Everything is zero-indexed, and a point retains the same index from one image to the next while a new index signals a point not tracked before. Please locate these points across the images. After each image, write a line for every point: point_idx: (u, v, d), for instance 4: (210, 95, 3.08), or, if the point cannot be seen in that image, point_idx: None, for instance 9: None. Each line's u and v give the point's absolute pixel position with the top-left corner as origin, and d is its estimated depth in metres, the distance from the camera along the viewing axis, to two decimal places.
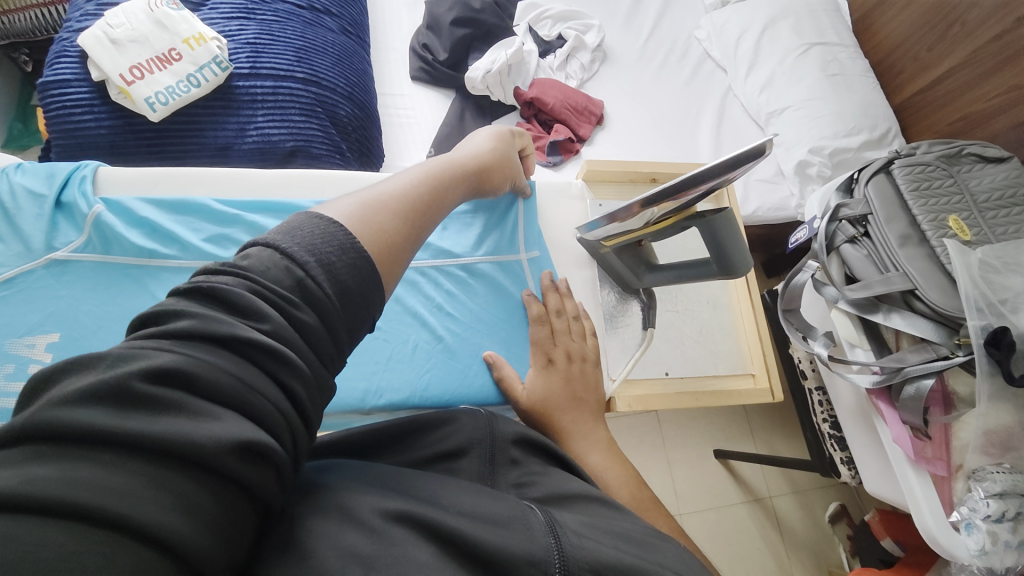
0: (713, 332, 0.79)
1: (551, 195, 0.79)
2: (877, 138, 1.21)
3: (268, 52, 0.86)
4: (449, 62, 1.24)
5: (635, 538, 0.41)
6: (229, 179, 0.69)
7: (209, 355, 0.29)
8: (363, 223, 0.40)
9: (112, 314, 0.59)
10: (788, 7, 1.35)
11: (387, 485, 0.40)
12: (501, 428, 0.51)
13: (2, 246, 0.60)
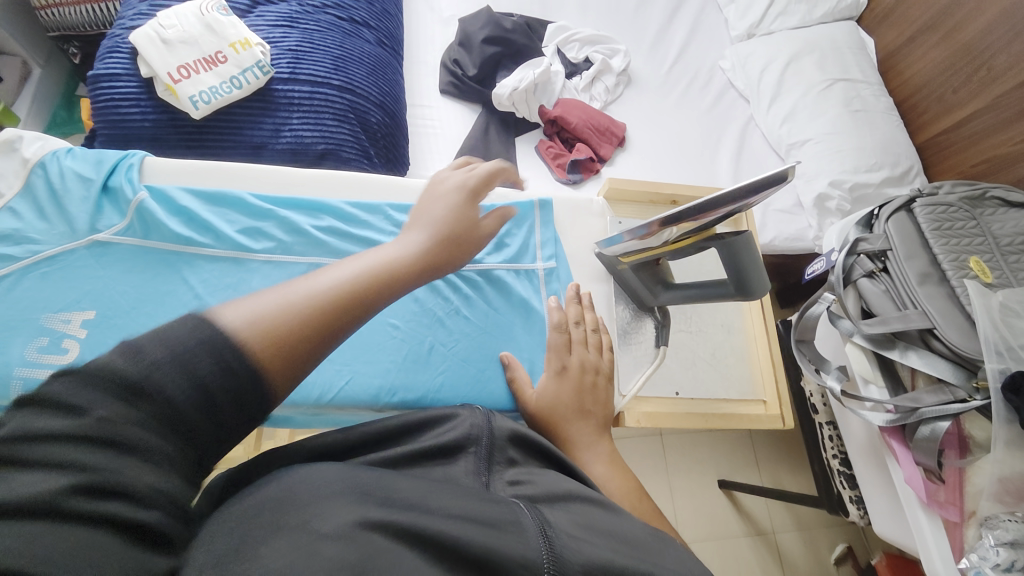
0: (725, 354, 0.79)
1: (571, 210, 0.80)
2: (898, 175, 1.22)
3: (307, 59, 0.90)
4: (478, 78, 1.27)
5: (632, 541, 0.40)
6: (266, 175, 0.71)
7: (66, 419, 0.28)
8: (252, 318, 0.35)
9: (145, 296, 0.61)
10: (814, 42, 1.37)
11: (361, 484, 0.36)
12: (498, 423, 0.51)
13: (48, 225, 0.63)
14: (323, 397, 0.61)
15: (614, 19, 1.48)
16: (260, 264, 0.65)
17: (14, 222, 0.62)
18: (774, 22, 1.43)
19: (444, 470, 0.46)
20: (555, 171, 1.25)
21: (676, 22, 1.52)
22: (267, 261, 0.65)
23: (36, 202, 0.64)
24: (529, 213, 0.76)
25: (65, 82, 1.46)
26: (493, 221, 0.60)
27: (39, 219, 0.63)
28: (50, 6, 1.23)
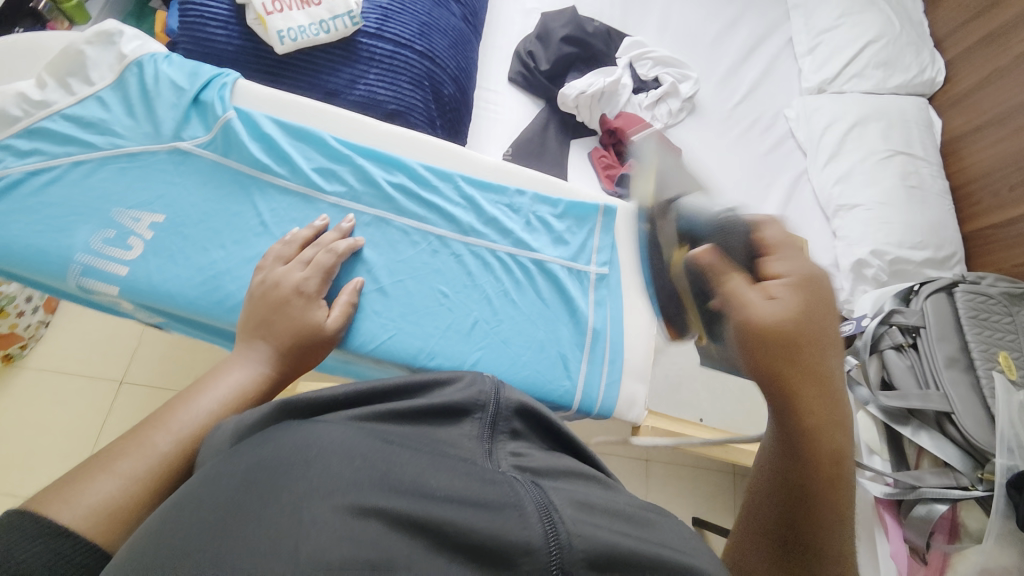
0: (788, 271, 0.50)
1: (634, 219, 0.77)
2: (939, 258, 1.22)
3: (395, 19, 0.90)
4: (549, 74, 1.28)
5: (624, 515, 0.38)
6: (350, 122, 0.72)
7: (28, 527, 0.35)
8: (71, 499, 0.39)
9: (214, 212, 0.63)
10: (883, 110, 1.37)
11: (359, 455, 0.35)
12: (506, 393, 0.47)
13: (134, 123, 0.65)
14: (365, 346, 0.62)
15: (690, 45, 1.48)
16: (327, 205, 0.66)
17: (102, 113, 0.64)
18: (847, 83, 1.42)
19: (445, 432, 0.43)
20: (603, 181, 1.26)
21: (750, 61, 1.51)
22: (335, 205, 0.67)
23: (127, 98, 0.65)
24: (592, 213, 0.74)
25: None
26: (341, 317, 0.60)
27: (127, 115, 0.65)
28: None
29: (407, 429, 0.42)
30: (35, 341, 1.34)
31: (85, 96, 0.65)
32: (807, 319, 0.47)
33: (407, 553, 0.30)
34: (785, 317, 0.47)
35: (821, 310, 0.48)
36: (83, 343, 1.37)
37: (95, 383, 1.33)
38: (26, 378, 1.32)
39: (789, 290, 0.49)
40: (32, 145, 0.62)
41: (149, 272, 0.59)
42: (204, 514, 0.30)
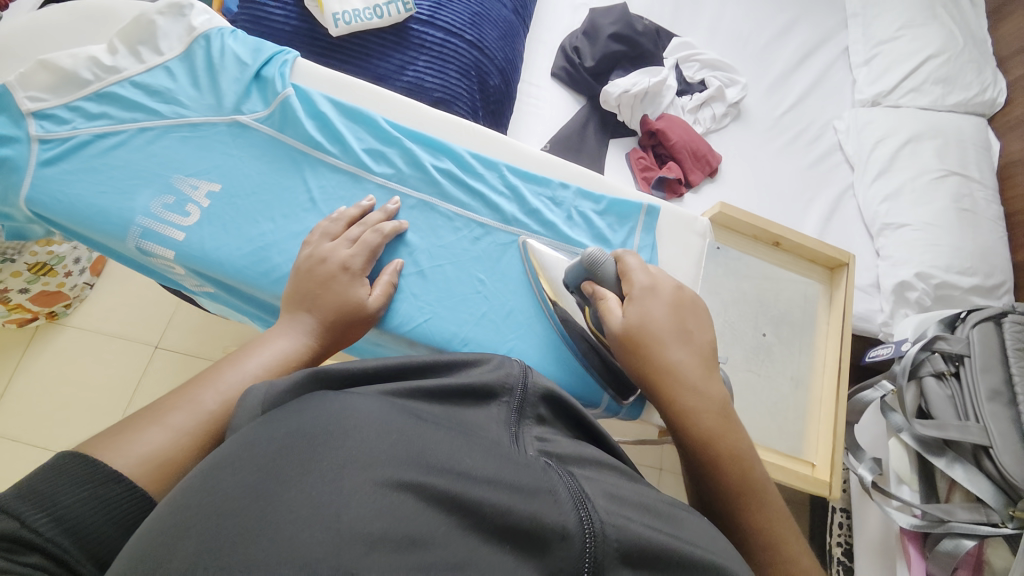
0: (633, 264, 0.61)
1: (676, 221, 0.73)
2: (988, 286, 1.16)
3: (447, 8, 0.91)
4: (593, 71, 1.26)
5: (654, 510, 0.39)
6: (401, 106, 0.73)
7: (77, 474, 0.37)
8: (122, 448, 0.42)
9: (267, 185, 0.65)
10: (940, 128, 1.31)
11: (395, 428, 0.34)
12: (535, 379, 0.47)
13: (198, 94, 0.67)
14: (401, 327, 0.63)
15: (739, 49, 1.45)
16: (374, 185, 0.67)
17: (169, 82, 0.66)
18: (903, 97, 1.36)
19: (472, 411, 0.42)
20: (639, 183, 1.24)
21: (801, 69, 1.47)
22: (381, 186, 0.68)
23: (194, 69, 0.68)
24: (634, 211, 0.72)
25: None
26: (382, 297, 0.61)
27: (192, 86, 0.67)
28: None
29: (437, 405, 0.41)
30: (79, 301, 1.40)
31: (154, 65, 0.67)
32: (647, 321, 0.57)
33: (444, 531, 0.30)
34: (636, 322, 0.57)
35: (671, 312, 0.58)
36: (121, 307, 1.42)
37: (131, 345, 1.39)
38: (67, 335, 1.38)
39: (648, 291, 0.59)
40: (101, 108, 0.65)
41: (202, 239, 0.61)
42: (239, 477, 0.29)
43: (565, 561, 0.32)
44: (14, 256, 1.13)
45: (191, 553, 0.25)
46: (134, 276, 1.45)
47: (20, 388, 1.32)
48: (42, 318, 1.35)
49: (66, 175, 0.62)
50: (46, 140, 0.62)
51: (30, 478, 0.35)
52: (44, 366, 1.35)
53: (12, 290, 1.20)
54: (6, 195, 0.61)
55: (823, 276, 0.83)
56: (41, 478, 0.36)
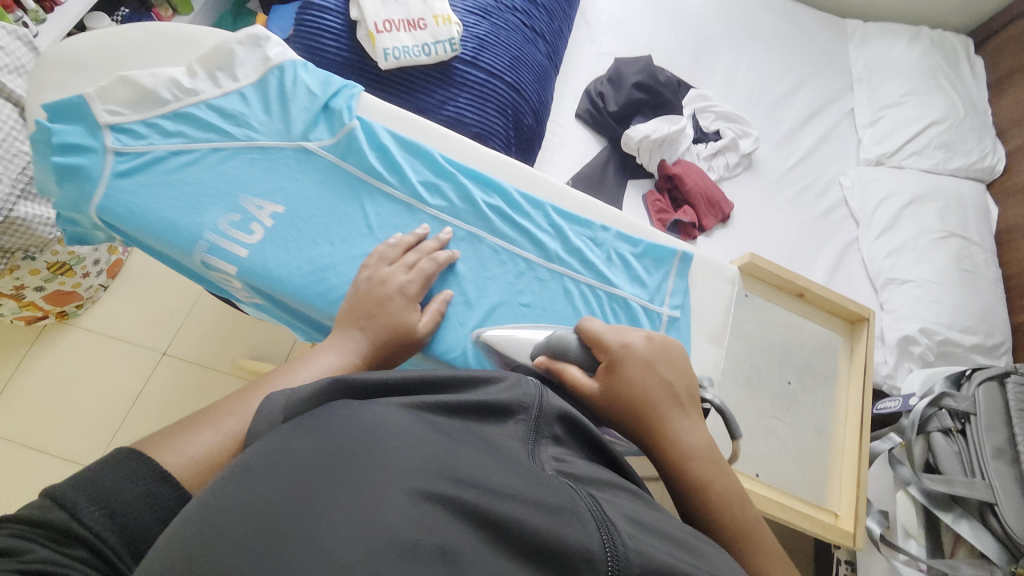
0: (599, 329, 0.60)
1: (707, 269, 0.76)
2: (988, 345, 1.21)
3: (489, 50, 0.96)
4: (616, 115, 1.33)
5: (676, 539, 0.38)
6: (454, 142, 0.76)
7: (131, 471, 0.40)
8: (175, 446, 0.45)
9: (327, 209, 0.67)
10: (940, 191, 1.38)
11: (424, 442, 0.34)
12: (549, 398, 0.46)
13: (269, 119, 0.69)
14: (447, 354, 0.64)
15: (753, 104, 1.53)
16: (427, 216, 0.70)
17: (242, 107, 0.69)
18: (906, 158, 1.43)
19: (492, 426, 0.42)
20: (655, 224, 1.29)
21: (810, 126, 1.54)
22: (435, 217, 0.70)
23: (266, 95, 0.71)
24: (669, 256, 0.75)
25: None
26: (430, 323, 0.62)
27: (264, 111, 0.70)
28: None
29: (457, 417, 0.41)
30: (91, 303, 1.40)
31: (229, 90, 0.70)
32: (627, 382, 0.57)
33: (479, 551, 0.29)
34: (618, 386, 0.57)
35: (648, 369, 0.58)
36: (132, 311, 1.42)
37: (137, 351, 1.37)
38: (75, 337, 1.37)
39: (625, 352, 0.59)
40: (177, 127, 0.67)
41: (265, 257, 0.63)
42: (274, 482, 0.29)
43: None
44: (35, 254, 1.13)
45: (226, 558, 0.26)
46: (147, 282, 1.45)
47: (21, 387, 1.31)
48: (51, 318, 1.34)
49: (138, 188, 0.64)
50: (122, 153, 0.65)
51: (95, 468, 0.38)
52: (49, 367, 1.33)
53: (28, 288, 1.19)
54: (80, 204, 0.63)
55: (842, 329, 0.86)
56: (102, 468, 0.39)
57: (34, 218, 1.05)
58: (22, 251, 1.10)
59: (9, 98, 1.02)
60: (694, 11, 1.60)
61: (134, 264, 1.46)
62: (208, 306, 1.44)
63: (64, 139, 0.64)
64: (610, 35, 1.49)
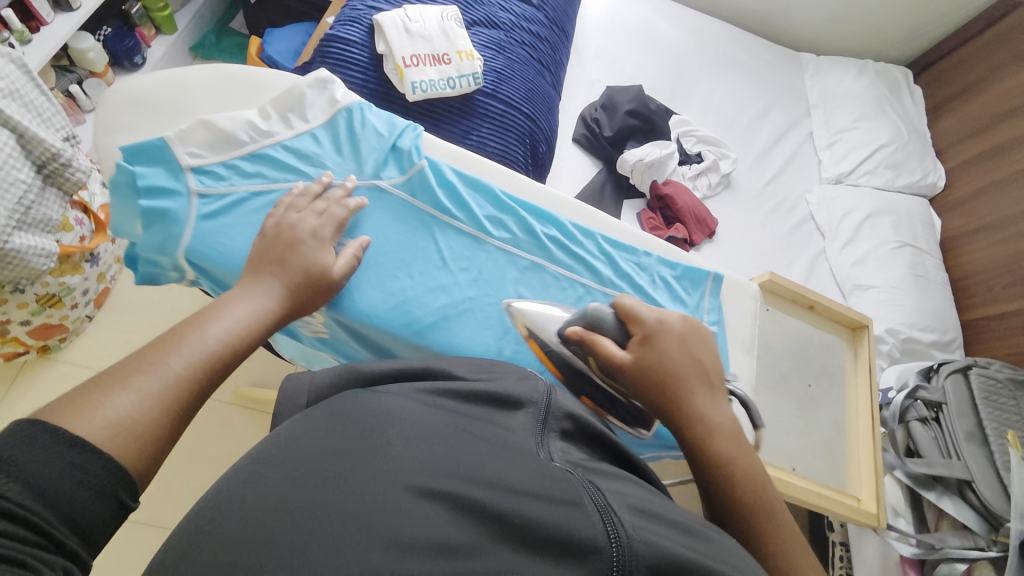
0: (635, 304, 0.64)
1: (734, 288, 0.86)
2: (945, 341, 1.38)
3: (507, 83, 1.02)
4: (611, 139, 1.41)
5: (686, 529, 0.40)
6: (509, 176, 0.81)
7: (33, 439, 0.36)
8: (87, 412, 0.40)
9: (404, 245, 0.70)
10: (893, 206, 1.55)
11: (435, 444, 0.41)
12: (556, 399, 0.50)
13: (341, 159, 0.71)
14: None
15: (728, 128, 1.66)
16: (494, 247, 0.74)
17: (315, 147, 0.71)
18: (861, 177, 1.61)
19: (504, 418, 0.47)
20: None
21: (778, 147, 1.68)
22: (501, 248, 0.75)
23: (336, 134, 0.73)
24: (705, 279, 0.83)
25: (219, 15, 1.76)
26: (346, 265, 0.63)
27: (335, 150, 0.72)
28: None
29: (470, 415, 0.47)
30: (76, 336, 1.32)
31: (302, 131, 0.71)
32: (662, 355, 0.61)
33: (474, 538, 0.35)
34: (651, 359, 0.60)
35: (682, 347, 0.62)
36: (122, 343, 1.35)
37: None
38: (59, 371, 1.29)
39: (661, 328, 0.63)
40: (255, 168, 0.68)
41: (352, 292, 0.65)
42: (305, 477, 0.37)
43: (598, 565, 0.34)
44: (24, 286, 1.08)
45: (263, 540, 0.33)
46: (137, 310, 1.39)
47: (2, 428, 1.22)
48: (31, 353, 1.26)
49: (225, 229, 0.64)
50: (205, 195, 0.65)
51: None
52: (31, 406, 1.25)
53: (13, 322, 1.13)
54: (166, 246, 0.63)
55: (847, 336, 0.96)
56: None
57: (30, 249, 1.00)
58: (12, 284, 1.05)
59: (7, 125, 0.94)
60: (672, 42, 1.73)
61: (122, 292, 1.39)
62: None
63: (147, 182, 0.63)
64: (599, 64, 1.59)
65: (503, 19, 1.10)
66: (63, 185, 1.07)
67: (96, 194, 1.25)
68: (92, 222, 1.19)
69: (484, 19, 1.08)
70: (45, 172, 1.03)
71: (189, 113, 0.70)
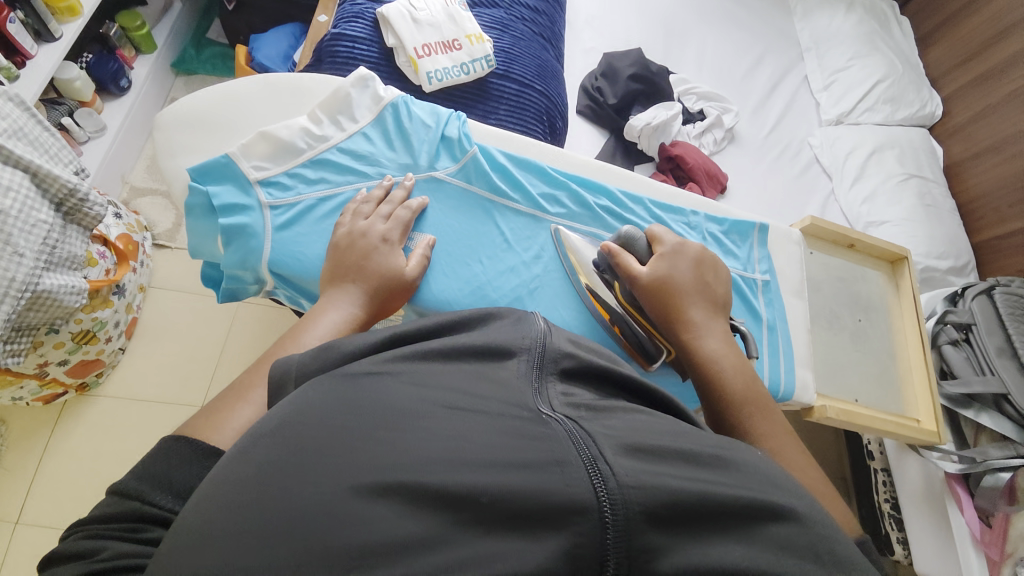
0: (662, 230, 0.69)
1: (781, 237, 0.89)
2: (959, 266, 1.43)
3: (518, 62, 1.01)
4: (615, 107, 1.41)
5: (694, 459, 0.35)
6: (552, 154, 0.84)
7: (172, 458, 0.41)
8: (220, 425, 0.48)
9: (470, 231, 0.74)
10: (895, 139, 1.57)
11: (385, 419, 0.34)
12: (553, 342, 0.42)
13: (395, 154, 0.74)
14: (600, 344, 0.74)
15: (727, 81, 1.65)
16: (552, 224, 0.78)
17: (369, 146, 0.74)
18: (862, 115, 1.62)
19: (494, 371, 0.40)
20: None
21: (776, 94, 1.68)
22: (558, 224, 0.78)
23: (387, 132, 0.75)
24: (752, 232, 0.86)
25: (194, 24, 1.68)
26: (418, 267, 0.65)
27: (389, 147, 0.75)
28: None
29: (448, 371, 0.39)
30: (111, 369, 1.28)
31: (354, 131, 0.74)
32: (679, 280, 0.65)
33: (431, 532, 0.29)
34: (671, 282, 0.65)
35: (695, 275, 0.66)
36: (159, 370, 1.31)
37: (173, 410, 1.28)
38: (102, 407, 1.25)
39: (682, 249, 0.68)
40: (318, 174, 0.71)
41: (430, 282, 0.68)
42: (240, 481, 0.32)
43: (584, 536, 0.29)
44: (60, 326, 1.01)
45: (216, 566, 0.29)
46: (169, 336, 1.35)
47: (55, 470, 1.19)
48: (71, 393, 1.22)
49: (300, 238, 0.67)
50: (276, 207, 0.68)
51: (146, 463, 0.40)
52: (83, 443, 1.22)
53: (52, 363, 1.07)
54: (247, 261, 0.66)
55: (885, 272, 0.99)
56: (154, 462, 0.41)
57: (62, 288, 0.89)
58: (49, 325, 0.97)
59: (22, 167, 0.82)
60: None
61: (150, 319, 1.35)
62: (238, 351, 1.36)
63: (221, 201, 0.66)
64: (591, 32, 1.58)
65: None
66: (84, 220, 0.94)
67: (111, 226, 1.16)
68: (114, 253, 1.10)
69: None
70: (63, 210, 0.90)
71: (252, 130, 0.73)
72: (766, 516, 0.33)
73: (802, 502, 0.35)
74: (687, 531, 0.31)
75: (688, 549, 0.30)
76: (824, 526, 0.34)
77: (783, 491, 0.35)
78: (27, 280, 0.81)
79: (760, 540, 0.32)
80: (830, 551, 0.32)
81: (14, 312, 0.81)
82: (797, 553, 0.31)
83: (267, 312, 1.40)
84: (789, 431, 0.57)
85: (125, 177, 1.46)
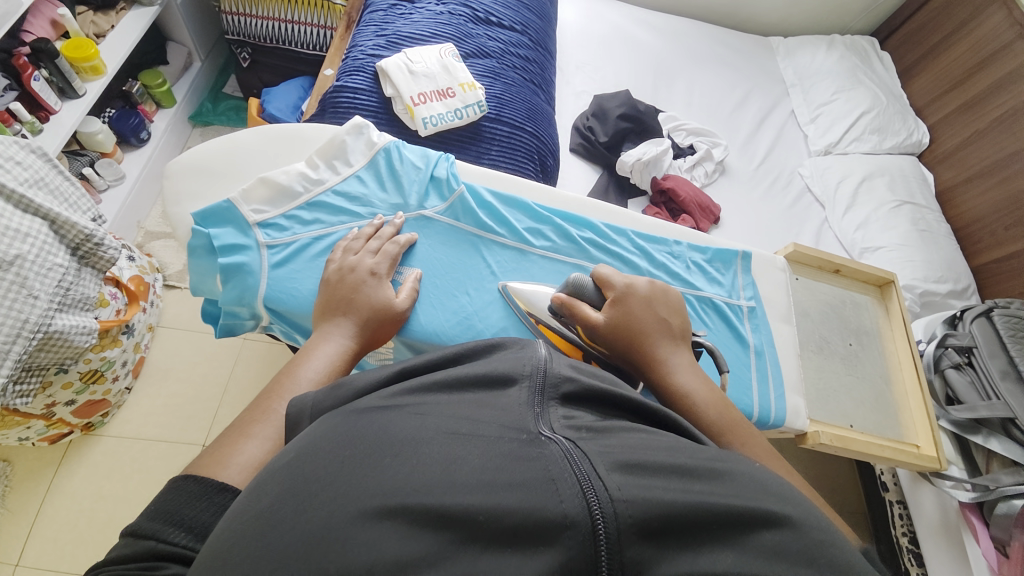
0: (609, 272, 0.69)
1: (763, 264, 0.92)
2: (959, 289, 1.43)
3: (508, 106, 1.08)
4: (607, 144, 1.47)
5: (684, 470, 0.34)
6: (539, 190, 0.88)
7: (184, 497, 0.40)
8: (225, 461, 0.46)
9: (457, 265, 0.77)
10: (885, 167, 1.61)
11: (392, 445, 0.33)
12: (553, 369, 0.42)
13: (386, 194, 0.79)
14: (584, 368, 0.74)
15: (714, 117, 1.71)
16: (539, 257, 0.81)
17: (362, 188, 0.78)
18: (849, 145, 1.65)
19: (494, 398, 0.39)
20: None
21: (764, 128, 1.73)
22: (544, 256, 0.81)
23: (379, 174, 0.80)
24: (734, 261, 0.89)
25: (212, 80, 1.81)
26: (408, 299, 0.68)
27: (381, 188, 0.79)
28: (284, 21, 1.56)
29: (451, 400, 0.39)
30: (116, 409, 1.30)
31: (348, 175, 0.79)
32: (631, 314, 0.65)
33: (434, 550, 0.29)
34: (625, 318, 0.64)
35: (648, 307, 0.66)
36: (163, 409, 1.33)
37: (177, 447, 1.28)
38: (106, 447, 1.26)
39: (630, 290, 0.67)
40: (314, 215, 0.75)
41: (418, 314, 0.71)
42: (250, 512, 0.32)
43: (576, 548, 0.29)
44: (69, 366, 1.03)
45: None
46: (173, 374, 1.37)
47: (57, 511, 1.18)
48: (76, 433, 1.23)
49: (295, 274, 0.70)
50: (273, 246, 0.71)
51: (158, 503, 0.40)
52: (86, 483, 1.22)
53: (59, 404, 1.09)
54: (243, 297, 0.69)
55: (875, 296, 1.01)
56: (164, 501, 0.40)
57: (73, 328, 0.91)
58: (58, 366, 0.99)
59: (37, 212, 0.87)
60: (648, 45, 1.80)
61: (157, 359, 1.38)
62: (240, 388, 1.37)
63: (221, 241, 0.70)
64: (582, 76, 1.66)
65: (493, 48, 1.15)
66: (98, 263, 0.99)
67: (124, 267, 1.21)
68: (125, 294, 1.14)
69: (476, 49, 1.13)
70: (79, 253, 0.95)
71: (246, 172, 0.78)
72: (757, 523, 0.32)
73: (795, 509, 0.34)
74: (676, 543, 0.31)
75: (677, 561, 0.30)
76: (819, 530, 0.33)
77: (773, 496, 0.34)
78: (39, 321, 0.84)
79: (748, 547, 0.31)
80: (825, 555, 0.31)
81: (25, 353, 0.84)
82: (789, 559, 0.30)
83: (273, 348, 1.43)
84: (778, 453, 0.58)
85: (140, 223, 1.53)
